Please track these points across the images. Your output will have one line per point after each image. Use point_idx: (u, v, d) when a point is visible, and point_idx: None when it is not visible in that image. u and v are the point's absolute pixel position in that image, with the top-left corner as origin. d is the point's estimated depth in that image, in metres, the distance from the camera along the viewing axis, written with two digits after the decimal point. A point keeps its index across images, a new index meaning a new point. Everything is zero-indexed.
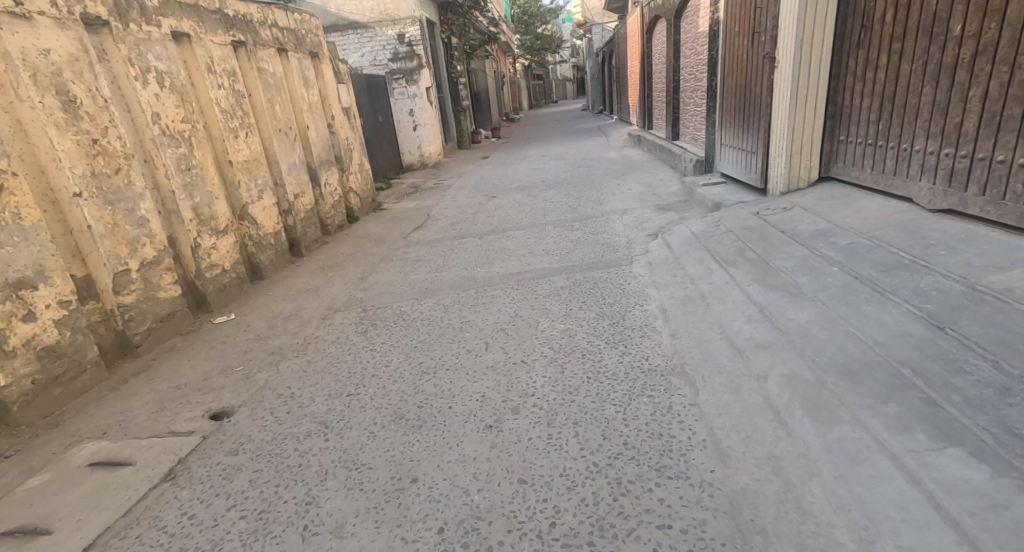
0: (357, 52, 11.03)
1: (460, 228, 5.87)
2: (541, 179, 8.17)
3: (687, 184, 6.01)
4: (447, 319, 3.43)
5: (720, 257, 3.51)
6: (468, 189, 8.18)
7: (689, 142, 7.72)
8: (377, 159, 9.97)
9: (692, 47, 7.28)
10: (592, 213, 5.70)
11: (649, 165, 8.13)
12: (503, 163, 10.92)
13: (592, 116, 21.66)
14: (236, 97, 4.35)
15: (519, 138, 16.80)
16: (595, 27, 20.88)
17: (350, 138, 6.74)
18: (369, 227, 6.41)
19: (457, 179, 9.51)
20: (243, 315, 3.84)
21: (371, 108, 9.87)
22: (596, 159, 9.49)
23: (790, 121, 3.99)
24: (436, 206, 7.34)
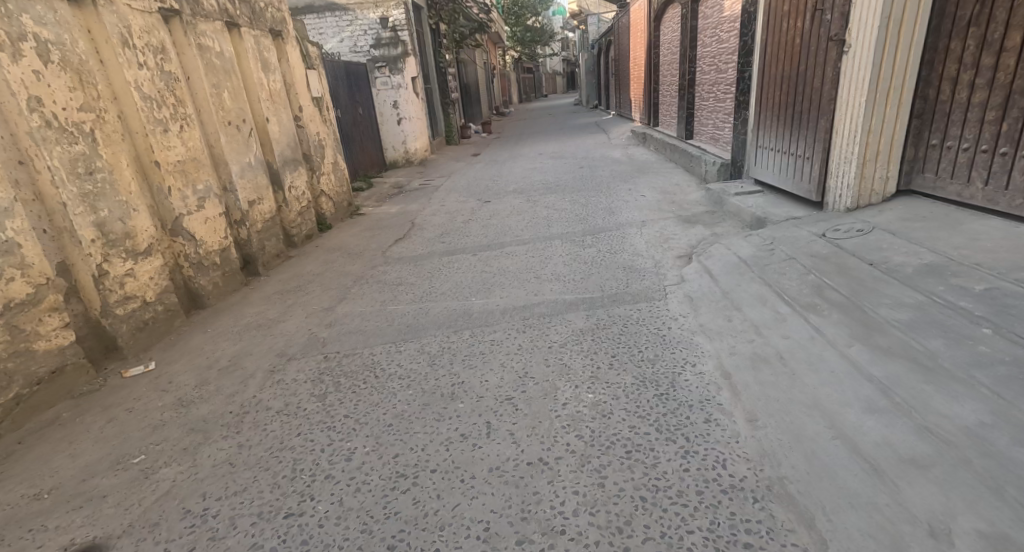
0: (336, 38, 10.08)
1: (451, 240, 5.04)
2: (540, 182, 7.34)
3: (712, 192, 5.22)
4: (433, 379, 2.59)
5: (786, 296, 2.73)
6: (457, 192, 7.33)
7: (706, 142, 6.93)
8: (356, 155, 9.05)
9: (712, 35, 6.48)
10: (603, 225, 4.90)
11: (659, 168, 7.33)
12: (496, 162, 10.07)
13: (586, 111, 20.82)
14: (167, 80, 3.46)
15: (511, 133, 15.96)
16: (590, 18, 20.04)
17: (321, 133, 5.84)
18: (343, 237, 5.53)
19: (445, 179, 8.66)
20: (167, 364, 2.94)
21: (349, 99, 8.96)
22: (598, 159, 8.67)
23: (866, 120, 3.20)
24: (422, 211, 6.47)
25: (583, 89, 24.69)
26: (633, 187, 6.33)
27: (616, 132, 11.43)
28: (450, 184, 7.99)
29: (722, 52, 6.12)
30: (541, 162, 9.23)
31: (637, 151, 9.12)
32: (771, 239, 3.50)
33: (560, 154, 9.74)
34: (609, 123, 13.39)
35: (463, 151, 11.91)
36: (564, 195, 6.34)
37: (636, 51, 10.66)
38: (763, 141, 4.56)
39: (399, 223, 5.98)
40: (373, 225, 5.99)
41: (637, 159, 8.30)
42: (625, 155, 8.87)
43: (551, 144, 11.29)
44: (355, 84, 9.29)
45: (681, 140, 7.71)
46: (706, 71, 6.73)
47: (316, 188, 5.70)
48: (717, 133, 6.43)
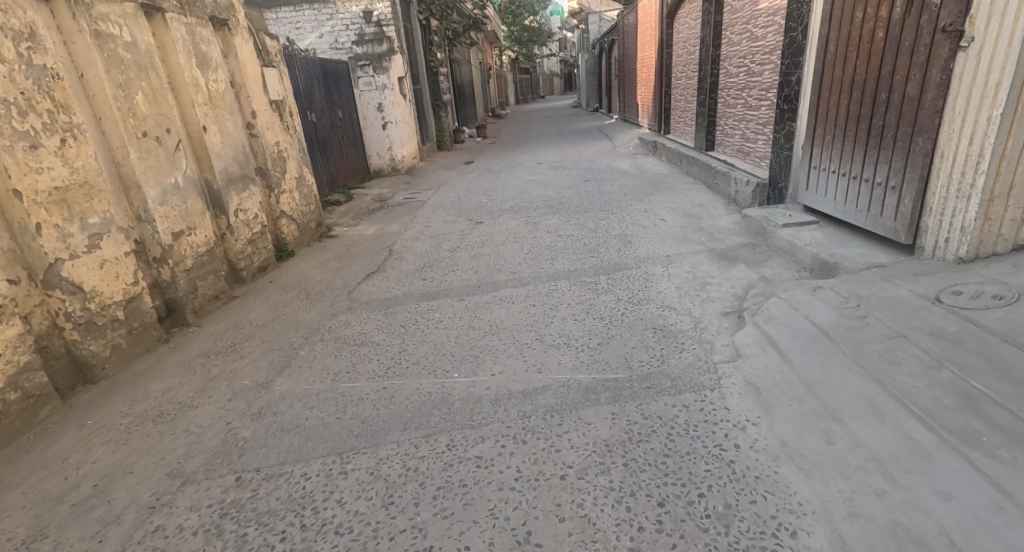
0: (315, 33, 9.17)
1: (433, 277, 4.18)
2: (540, 199, 6.45)
3: (748, 220, 4.35)
4: (388, 544, 1.72)
5: (914, 404, 1.87)
6: (446, 209, 6.46)
7: (731, 155, 6.08)
8: (336, 164, 8.16)
9: (741, 31, 5.62)
10: (620, 261, 4.03)
11: (676, 184, 6.46)
12: (491, 171, 9.19)
13: (586, 114, 19.95)
14: (37, 78, 2.56)
15: (508, 138, 15.12)
16: (591, 17, 19.18)
17: (281, 143, 4.94)
18: (305, 268, 4.63)
19: (434, 191, 7.80)
20: (7, 490, 2.02)
21: (328, 101, 8.08)
22: (604, 171, 7.81)
23: (1000, 143, 2.36)
24: (404, 233, 5.59)
25: (582, 91, 23.82)
26: (650, 208, 5.47)
27: (621, 139, 10.57)
28: (438, 199, 7.10)
29: (755, 51, 5.25)
30: (540, 173, 8.35)
31: (646, 162, 8.26)
32: (853, 297, 2.64)
33: (561, 164, 8.87)
34: (613, 128, 12.51)
35: (455, 158, 11.02)
36: (569, 217, 5.47)
37: (645, 51, 9.80)
38: (819, 161, 3.69)
39: (374, 250, 5.09)
40: (344, 252, 5.09)
41: (648, 172, 7.44)
42: (633, 166, 8.00)
43: (549, 152, 10.41)
44: (335, 84, 8.39)
45: (700, 151, 6.85)
46: (733, 73, 5.87)
47: (274, 208, 4.79)
48: (747, 145, 5.57)
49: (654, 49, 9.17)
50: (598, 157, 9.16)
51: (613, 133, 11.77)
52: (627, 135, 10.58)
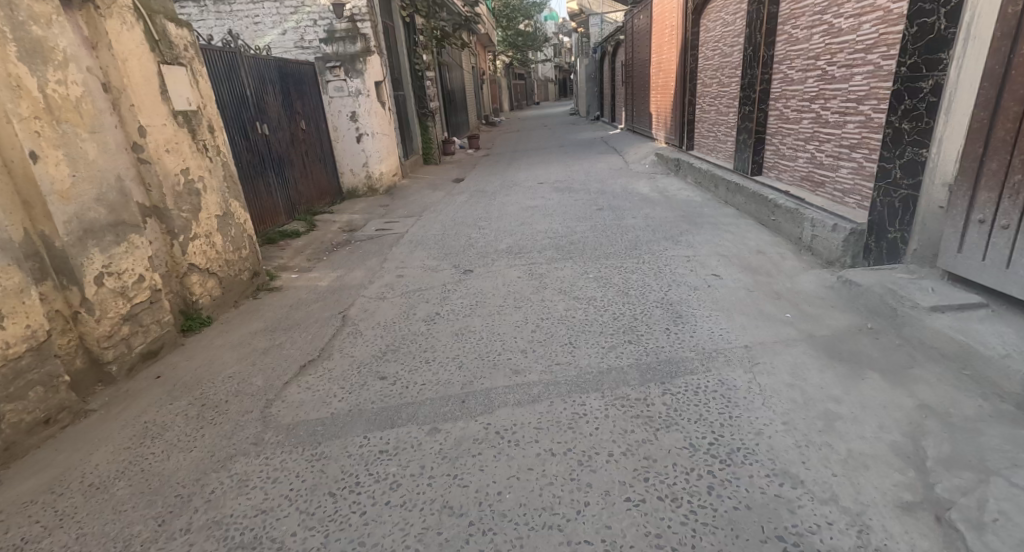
0: (277, 29, 7.85)
1: (401, 373, 2.87)
2: (546, 238, 5.14)
3: (851, 287, 3.07)
4: None
5: None
6: (428, 248, 5.15)
7: (790, 184, 4.80)
8: (293, 187, 6.83)
9: (808, 23, 4.34)
10: (673, 356, 2.74)
11: (714, 218, 5.18)
12: (485, 192, 7.88)
13: (588, 122, 18.70)
14: None
15: (504, 149, 13.87)
16: (593, 18, 17.97)
17: (192, 169, 3.55)
18: (216, 350, 3.24)
19: (418, 219, 6.50)
20: None
21: (287, 110, 6.79)
22: (619, 197, 6.53)
23: None
24: (369, 287, 4.24)
25: (582, 98, 22.62)
26: (691, 256, 4.19)
27: (633, 154, 9.29)
28: (420, 233, 5.78)
29: (835, 49, 3.97)
30: (543, 196, 7.07)
31: (669, 184, 6.97)
32: None
33: (567, 185, 7.57)
34: (620, 141, 11.23)
35: (444, 176, 9.71)
36: (586, 268, 4.18)
37: (664, 55, 8.56)
38: (996, 216, 2.47)
39: (322, 316, 3.72)
40: (281, 318, 3.72)
41: (674, 199, 6.15)
42: (654, 191, 6.72)
43: (551, 169, 9.12)
44: (296, 89, 7.11)
45: (743, 176, 5.57)
46: (796, 79, 4.61)
47: (177, 262, 3.39)
48: (818, 173, 4.29)
49: (676, 53, 7.93)
50: (609, 176, 7.87)
51: (622, 147, 10.49)
52: (640, 151, 9.29)
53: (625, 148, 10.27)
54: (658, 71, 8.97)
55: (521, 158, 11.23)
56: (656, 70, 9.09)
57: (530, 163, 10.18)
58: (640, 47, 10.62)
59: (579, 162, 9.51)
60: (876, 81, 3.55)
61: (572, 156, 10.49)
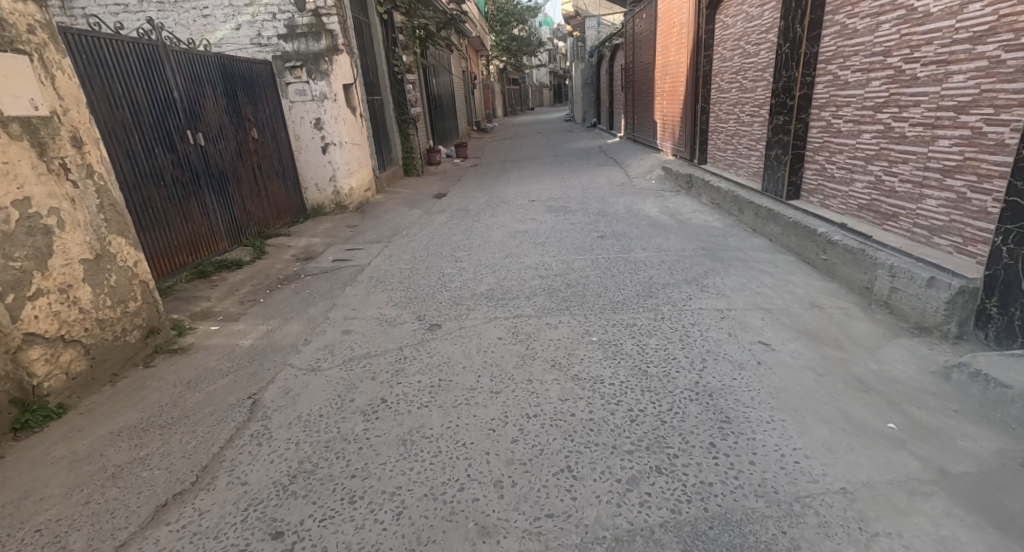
0: (230, 23, 6.85)
1: (309, 523, 1.89)
2: (536, 278, 4.17)
3: (985, 384, 2.11)
4: None
5: None
6: (391, 290, 4.16)
7: (843, 214, 3.84)
8: (240, 208, 5.81)
9: (872, 9, 3.42)
10: (727, 510, 1.75)
11: (744, 254, 4.22)
12: (469, 211, 6.89)
13: (584, 130, 17.79)
14: None
15: (494, 158, 12.91)
16: (589, 20, 17.05)
17: (31, 198, 2.55)
18: (46, 469, 2.19)
19: (387, 247, 5.51)
20: None
21: (232, 116, 5.78)
22: (624, 222, 5.56)
23: None
24: (305, 348, 3.24)
25: (578, 104, 21.69)
26: (725, 312, 3.23)
27: (636, 168, 8.32)
28: (385, 267, 4.78)
29: (917, 43, 3.04)
30: (535, 219, 6.09)
31: (681, 206, 6.01)
32: None
33: (562, 205, 6.61)
34: (621, 151, 10.27)
35: (425, 190, 8.72)
36: (590, 328, 3.21)
37: (672, 57, 7.64)
38: None
39: (224, 399, 2.68)
40: (170, 403, 2.69)
41: (690, 226, 5.19)
42: (663, 215, 5.75)
43: (543, 184, 8.15)
44: (246, 92, 6.12)
45: (776, 200, 4.61)
46: (853, 83, 3.67)
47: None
48: (885, 202, 3.34)
49: (686, 53, 6.99)
50: (610, 195, 6.90)
51: (623, 158, 9.51)
52: (643, 164, 8.32)
53: (626, 159, 9.30)
54: (665, 75, 8.05)
55: (512, 170, 10.26)
56: (663, 74, 8.18)
57: (522, 176, 9.20)
58: (643, 49, 9.71)
59: (576, 176, 8.55)
60: (990, 81, 2.62)
61: (567, 169, 9.52)
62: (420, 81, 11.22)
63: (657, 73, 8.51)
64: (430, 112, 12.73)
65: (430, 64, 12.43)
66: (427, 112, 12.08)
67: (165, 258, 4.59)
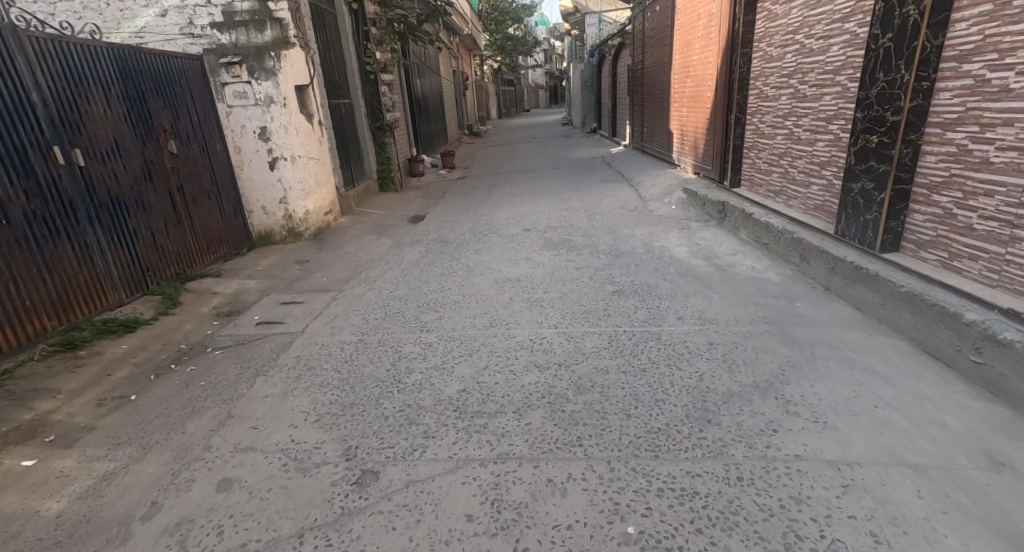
0: (153, 8, 5.54)
1: None
2: (532, 369, 2.91)
3: None
4: None
5: None
6: (322, 385, 2.90)
7: (993, 285, 2.58)
8: (146, 245, 4.49)
9: None
10: None
11: (826, 334, 2.97)
12: (450, 244, 5.63)
13: (583, 137, 16.63)
14: None
15: (484, 169, 11.65)
16: (589, 17, 15.84)
17: None
18: None
19: (337, 299, 4.25)
20: None
21: (138, 123, 4.48)
22: (645, 270, 4.31)
23: None
24: (147, 525, 1.95)
25: (576, 108, 20.46)
26: (842, 466, 1.96)
27: (649, 189, 7.08)
28: (326, 337, 3.51)
29: None
30: (530, 259, 4.84)
31: (714, 245, 4.76)
32: None
33: (564, 239, 5.36)
34: (628, 165, 9.02)
35: (401, 212, 7.45)
36: (617, 503, 1.94)
37: (696, 57, 6.41)
38: None
39: None
40: None
41: (734, 279, 3.95)
42: (694, 258, 4.51)
43: (540, 207, 6.89)
44: (161, 95, 4.80)
45: (859, 250, 3.37)
46: (1020, 91, 2.44)
47: None
48: None
49: (716, 52, 5.80)
50: (622, 225, 5.66)
51: (631, 175, 8.28)
52: (658, 184, 7.08)
53: (636, 176, 8.07)
54: (685, 79, 6.83)
55: (502, 187, 8.99)
56: (682, 77, 6.95)
57: (515, 195, 7.94)
58: (655, 48, 8.48)
59: (578, 197, 7.29)
60: None
61: (566, 186, 8.26)
62: (398, 84, 9.95)
63: (674, 76, 7.27)
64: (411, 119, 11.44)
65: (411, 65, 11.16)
66: (407, 119, 10.80)
67: (8, 327, 3.27)
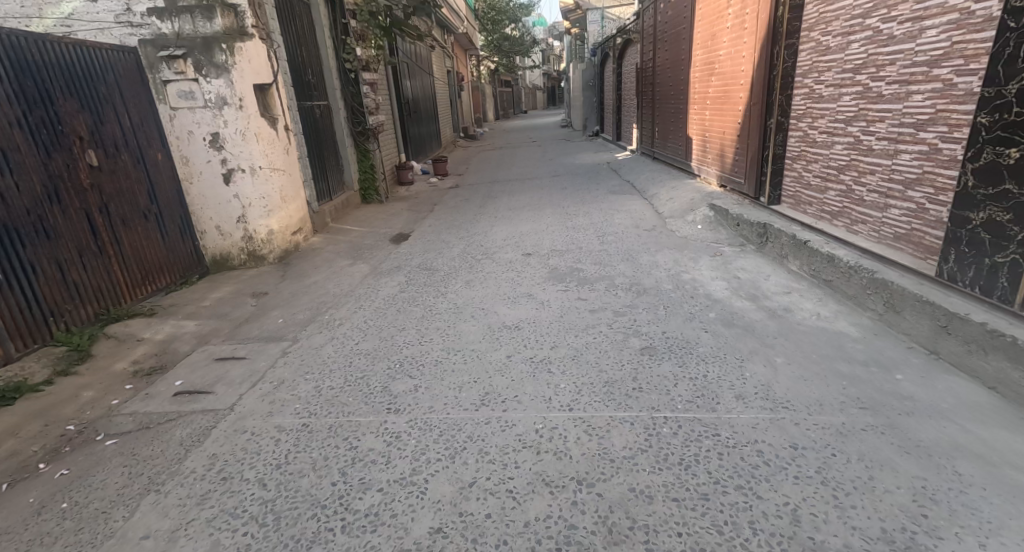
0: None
1: None
2: (541, 493, 2.01)
3: None
4: None
5: None
6: (238, 512, 2.00)
7: None
8: (50, 282, 3.53)
9: None
10: None
11: (962, 435, 2.08)
12: (437, 273, 4.75)
13: (585, 141, 15.78)
14: None
15: (480, 176, 10.79)
16: (591, 14, 15.00)
17: None
18: None
19: (292, 353, 3.36)
20: None
21: (39, 128, 3.57)
22: (679, 317, 3.42)
23: None
24: None
25: (576, 110, 19.59)
26: None
27: (666, 204, 6.20)
28: (262, 419, 2.60)
29: None
30: (533, 298, 3.95)
31: (759, 280, 3.88)
32: None
33: (573, 271, 4.47)
34: (638, 175, 8.17)
35: (384, 231, 6.56)
36: None
37: (723, 52, 5.55)
38: None
39: None
40: None
41: (797, 331, 3.06)
42: (738, 299, 3.62)
43: (542, 225, 6.00)
44: (75, 94, 3.89)
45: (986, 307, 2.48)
46: None
47: None
48: None
49: (751, 45, 4.95)
50: (641, 252, 4.77)
51: (644, 187, 7.39)
52: (677, 199, 6.20)
53: (649, 189, 7.18)
54: (710, 77, 5.95)
55: (499, 199, 8.10)
56: (706, 75, 6.07)
57: (513, 209, 7.05)
58: (670, 45, 7.63)
59: (585, 213, 6.40)
60: None
61: (571, 199, 7.37)
62: (383, 84, 9.06)
63: (695, 73, 6.40)
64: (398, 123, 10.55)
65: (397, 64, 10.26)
66: (393, 123, 9.89)
67: None
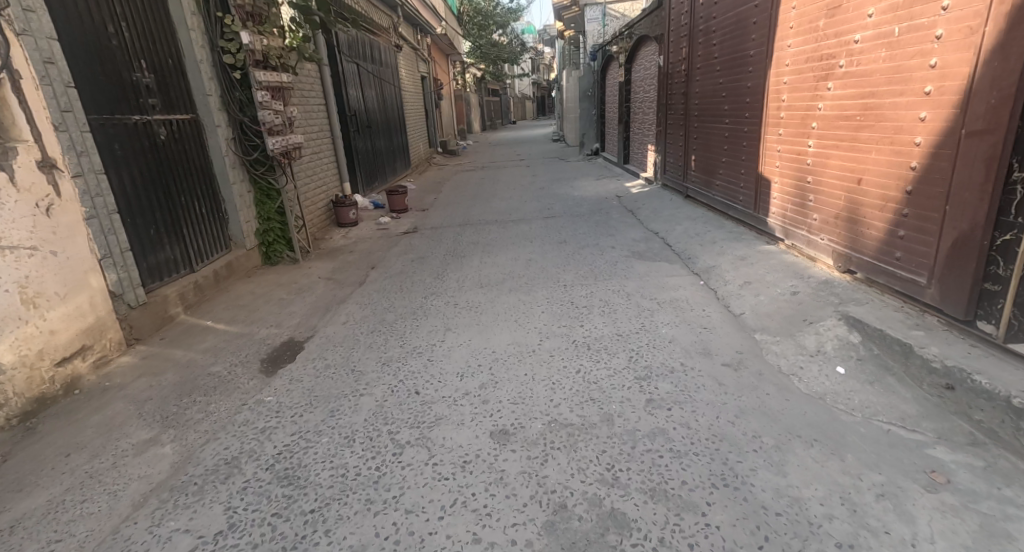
0: None
1: None
2: None
3: None
4: None
5: None
6: None
7: None
8: None
9: None
10: None
11: None
12: (304, 508, 2.15)
13: (584, 162, 13.34)
14: None
15: (451, 213, 8.23)
16: (590, 11, 12.85)
17: None
18: None
19: None
20: None
21: None
22: None
23: None
24: None
25: (571, 124, 17.22)
26: None
27: (745, 301, 3.63)
28: None
29: None
30: None
31: None
32: None
33: (610, 539, 1.89)
34: (669, 227, 5.67)
35: (268, 335, 3.91)
36: None
37: (865, 33, 3.05)
38: None
39: None
40: None
41: None
42: None
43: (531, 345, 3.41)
44: None
45: None
46: None
47: None
48: None
49: (951, 13, 2.48)
50: (750, 460, 2.18)
51: (688, 255, 4.83)
52: (763, 292, 3.63)
53: (700, 259, 4.62)
54: (826, 80, 3.44)
55: (467, 263, 5.51)
56: (817, 76, 3.55)
57: (488, 292, 4.45)
58: (721, 41, 5.22)
59: (606, 313, 3.82)
60: None
61: (577, 272, 4.78)
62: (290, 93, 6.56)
63: (791, 76, 3.89)
64: (330, 144, 8.01)
65: (322, 65, 7.72)
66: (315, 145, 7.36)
67: None
